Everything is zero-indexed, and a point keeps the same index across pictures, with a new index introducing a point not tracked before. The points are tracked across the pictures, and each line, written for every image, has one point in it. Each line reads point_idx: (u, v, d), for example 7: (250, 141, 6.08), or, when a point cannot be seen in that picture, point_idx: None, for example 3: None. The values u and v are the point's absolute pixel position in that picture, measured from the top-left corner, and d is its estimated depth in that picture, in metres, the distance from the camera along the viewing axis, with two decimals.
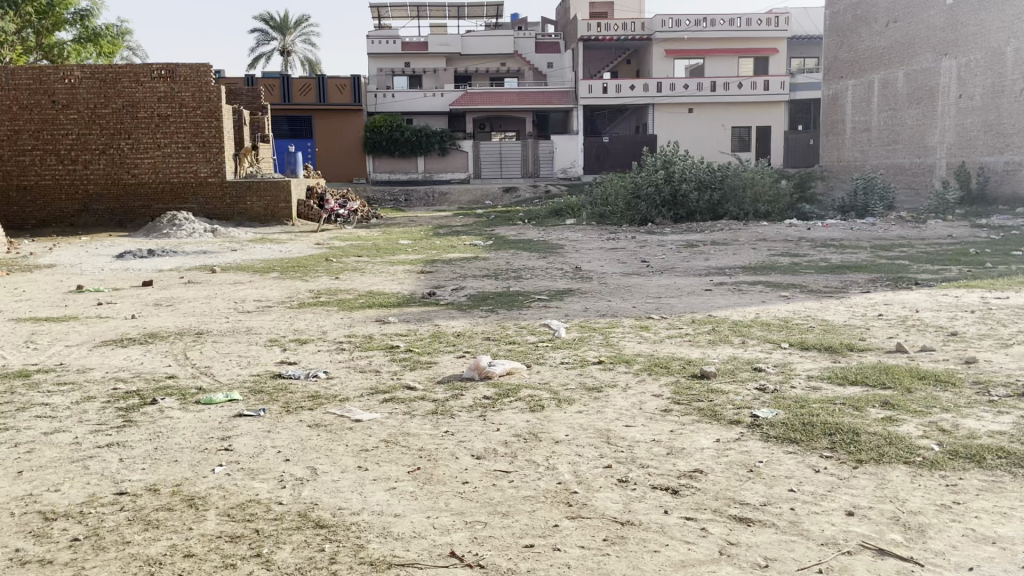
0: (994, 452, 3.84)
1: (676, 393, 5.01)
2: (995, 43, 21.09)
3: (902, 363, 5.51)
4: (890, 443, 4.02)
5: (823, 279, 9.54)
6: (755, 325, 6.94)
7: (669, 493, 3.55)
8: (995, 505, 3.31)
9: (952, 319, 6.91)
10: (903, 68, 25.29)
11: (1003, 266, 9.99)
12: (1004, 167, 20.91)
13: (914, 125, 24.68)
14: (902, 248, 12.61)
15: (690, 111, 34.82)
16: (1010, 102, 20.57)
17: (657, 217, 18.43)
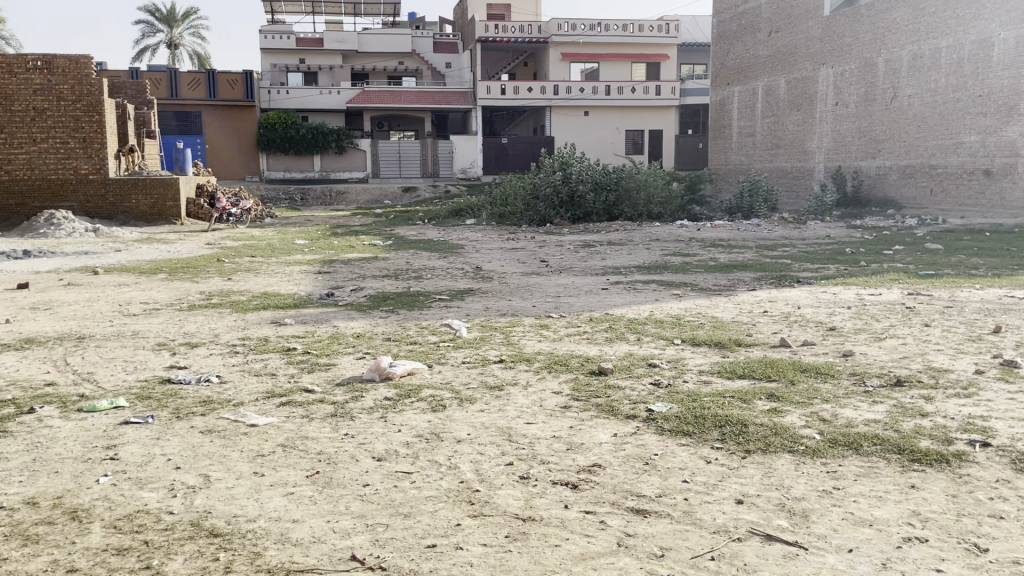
0: (870, 439, 4.09)
1: (575, 390, 5.10)
2: (868, 53, 22.40)
3: (785, 357, 5.80)
4: (775, 433, 4.21)
5: (712, 278, 9.87)
6: (649, 322, 7.13)
7: (569, 488, 3.62)
8: (872, 489, 3.54)
9: (831, 315, 7.31)
10: (784, 76, 26.56)
11: (875, 265, 10.60)
12: (875, 171, 22.17)
13: (795, 130, 25.90)
14: (785, 248, 13.19)
15: (586, 114, 35.56)
16: (882, 111, 21.88)
17: (555, 218, 18.64)
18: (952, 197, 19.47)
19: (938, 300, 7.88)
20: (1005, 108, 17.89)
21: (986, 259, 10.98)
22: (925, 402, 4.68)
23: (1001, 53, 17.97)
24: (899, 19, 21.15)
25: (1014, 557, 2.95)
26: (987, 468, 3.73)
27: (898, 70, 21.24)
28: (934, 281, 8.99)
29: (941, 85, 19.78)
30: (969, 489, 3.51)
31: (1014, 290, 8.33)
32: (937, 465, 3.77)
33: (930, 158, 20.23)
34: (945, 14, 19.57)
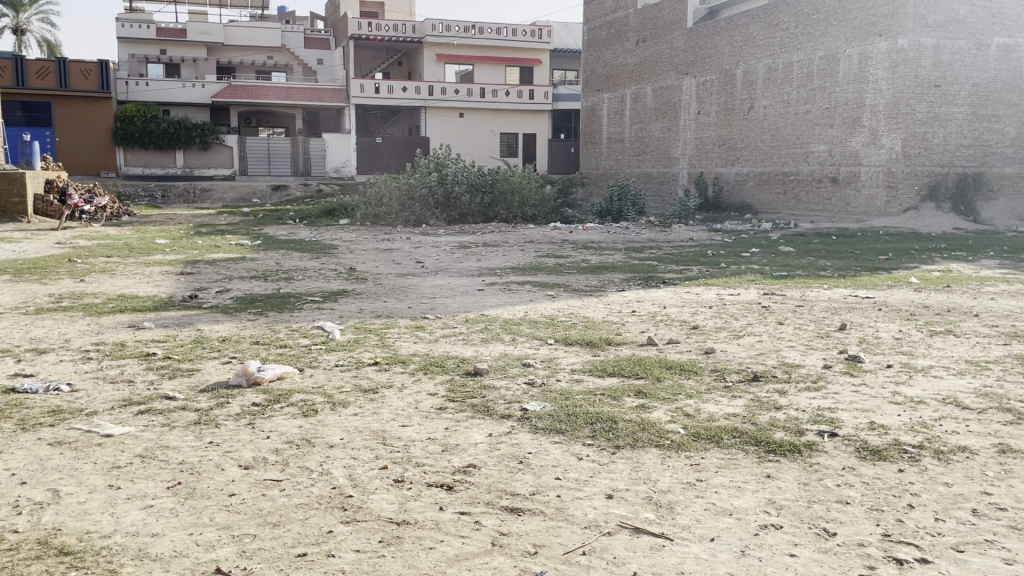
0: (730, 432, 4.30)
1: (450, 391, 5.10)
2: (727, 65, 23.55)
3: (652, 355, 6.01)
4: (643, 429, 4.36)
5: (583, 279, 10.12)
6: (524, 323, 7.22)
7: (444, 490, 3.61)
8: (731, 480, 3.72)
9: (694, 313, 7.65)
10: (650, 85, 27.57)
11: (734, 267, 11.16)
12: (734, 177, 23.36)
13: (661, 137, 26.91)
14: (651, 251, 13.67)
15: (461, 116, 35.66)
16: (740, 120, 23.07)
17: (431, 219, 18.62)
18: (803, 202, 20.75)
19: (790, 300, 8.37)
20: (850, 120, 19.24)
21: (832, 260, 11.80)
22: (780, 395, 4.98)
23: (846, 68, 19.30)
24: (756, 33, 22.34)
25: (858, 539, 3.18)
26: (834, 456, 4.00)
27: (754, 82, 22.47)
28: (786, 282, 9.57)
29: (793, 97, 21.05)
30: (819, 477, 3.76)
31: (856, 289, 8.98)
32: (790, 455, 4.02)
33: (783, 166, 21.49)
34: (798, 30, 20.84)
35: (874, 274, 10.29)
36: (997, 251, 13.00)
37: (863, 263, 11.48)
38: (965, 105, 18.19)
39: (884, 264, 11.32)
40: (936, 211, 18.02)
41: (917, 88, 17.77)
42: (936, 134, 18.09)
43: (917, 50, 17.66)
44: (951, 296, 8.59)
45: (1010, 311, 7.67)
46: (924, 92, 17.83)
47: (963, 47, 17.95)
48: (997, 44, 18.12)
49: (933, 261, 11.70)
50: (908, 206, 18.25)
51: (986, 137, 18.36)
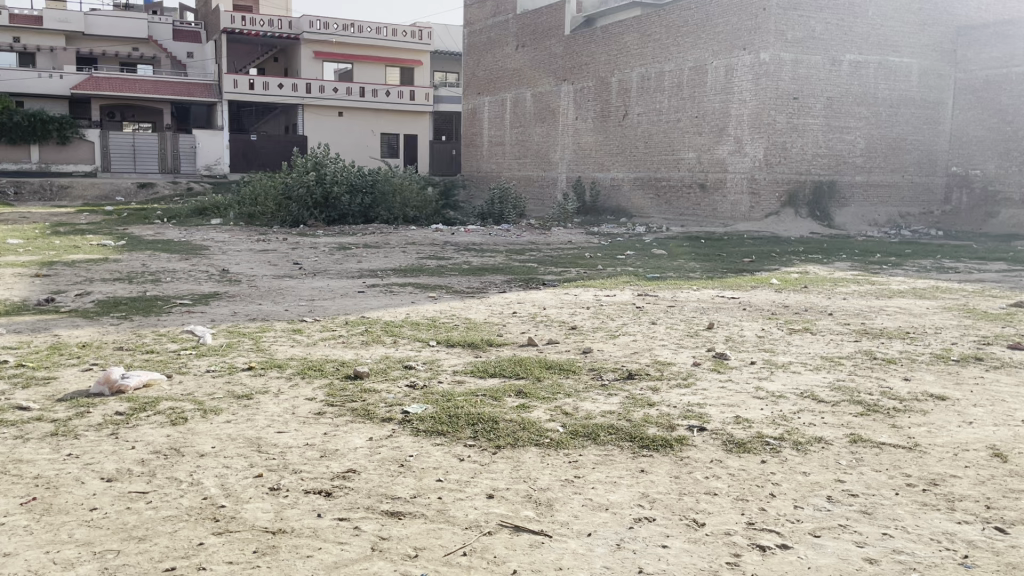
0: (606, 429, 4.43)
1: (329, 395, 5.01)
2: (603, 72, 24.19)
3: (531, 355, 6.11)
4: (523, 428, 4.43)
5: (465, 281, 10.15)
6: (405, 324, 7.19)
7: (322, 497, 3.55)
8: (608, 475, 3.84)
9: (573, 314, 7.82)
10: (529, 90, 27.96)
11: (610, 269, 11.50)
12: (610, 182, 24.02)
13: (540, 141, 27.35)
14: (532, 253, 13.87)
15: (340, 115, 35.02)
16: (616, 127, 23.74)
17: (308, 219, 18.18)
18: (674, 207, 21.57)
19: (663, 300, 8.69)
20: (717, 129, 20.16)
21: (700, 263, 12.35)
22: (652, 392, 5.17)
23: (714, 79, 20.22)
24: (629, 43, 23.06)
25: (725, 528, 3.34)
26: (702, 450, 4.19)
27: (629, 89, 23.18)
28: (658, 284, 9.93)
29: (665, 105, 21.85)
30: (689, 470, 3.93)
31: (723, 290, 9.42)
32: (662, 450, 4.18)
33: (656, 172, 22.28)
34: (669, 41, 21.66)
35: (739, 276, 10.84)
36: (847, 253, 13.93)
37: (729, 265, 12.10)
38: (821, 117, 19.40)
39: (748, 266, 11.95)
40: (795, 217, 19.18)
41: (777, 100, 18.82)
42: (795, 144, 19.23)
43: (778, 64, 18.72)
44: (807, 296, 9.15)
45: (859, 310, 8.26)
46: (784, 104, 18.91)
47: (818, 62, 19.16)
48: (849, 61, 19.44)
49: (791, 263, 12.44)
50: (770, 211, 19.28)
51: (839, 148, 19.66)
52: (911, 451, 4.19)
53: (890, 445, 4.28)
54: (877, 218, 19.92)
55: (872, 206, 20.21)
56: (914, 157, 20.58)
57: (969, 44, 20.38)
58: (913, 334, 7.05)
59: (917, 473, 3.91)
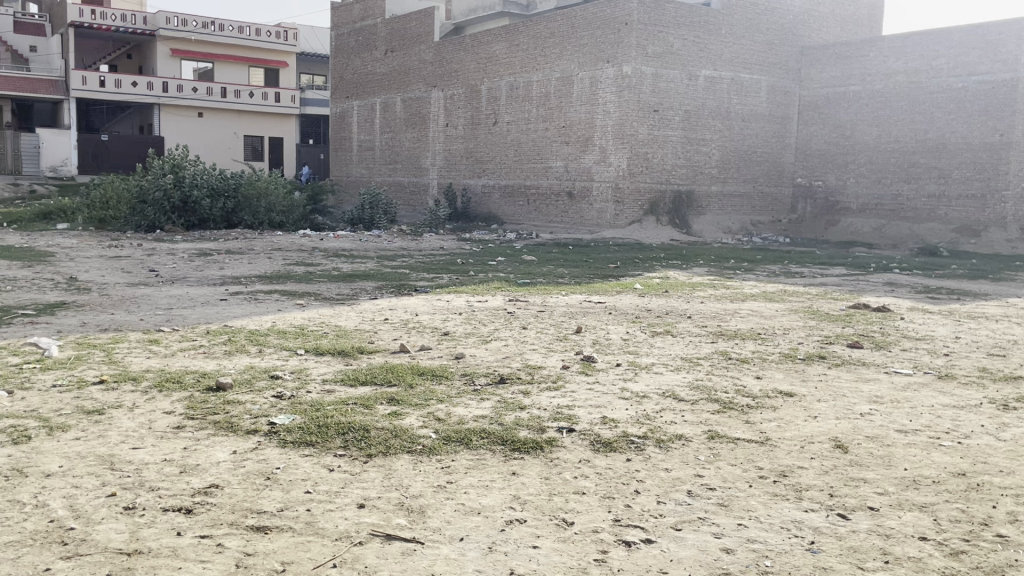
0: (478, 434, 4.46)
1: (190, 408, 4.79)
2: (473, 80, 24.36)
3: (404, 362, 6.07)
4: (395, 435, 4.40)
5: (335, 288, 9.97)
6: (272, 333, 6.98)
7: (182, 514, 3.39)
8: (479, 479, 3.87)
9: (445, 320, 7.82)
10: (399, 95, 27.77)
11: (481, 275, 11.60)
12: (481, 189, 24.21)
13: (411, 147, 27.23)
14: (403, 259, 13.76)
15: (200, 116, 33.60)
16: (486, 134, 23.95)
17: (166, 224, 17.30)
18: (543, 214, 21.99)
19: (533, 305, 8.86)
20: (583, 139, 20.71)
21: (569, 269, 12.64)
22: (523, 396, 5.25)
23: (580, 90, 20.78)
24: (498, 52, 23.34)
25: (592, 526, 3.44)
26: (571, 450, 4.30)
27: (498, 98, 23.45)
28: (528, 289, 10.10)
29: (533, 114, 22.24)
30: (558, 471, 4.02)
31: (590, 295, 9.69)
32: (532, 452, 4.26)
33: (525, 179, 22.63)
34: (536, 51, 22.08)
35: (605, 281, 11.20)
36: (704, 260, 14.62)
37: (596, 270, 12.46)
38: (680, 129, 20.31)
39: (613, 272, 12.34)
40: (657, 224, 19.95)
41: (639, 112, 19.55)
42: (656, 154, 20.03)
43: (640, 77, 19.45)
44: (669, 300, 9.55)
45: (716, 313, 8.70)
46: (645, 116, 19.66)
47: (677, 77, 20.07)
48: (704, 76, 20.48)
49: (654, 269, 12.96)
50: (633, 219, 19.96)
51: (696, 159, 20.65)
52: (763, 446, 4.46)
53: (744, 440, 4.54)
54: (731, 226, 21.08)
55: (727, 215, 21.34)
56: (763, 169, 21.89)
57: (812, 63, 21.89)
58: (765, 335, 7.50)
59: (768, 466, 4.17)
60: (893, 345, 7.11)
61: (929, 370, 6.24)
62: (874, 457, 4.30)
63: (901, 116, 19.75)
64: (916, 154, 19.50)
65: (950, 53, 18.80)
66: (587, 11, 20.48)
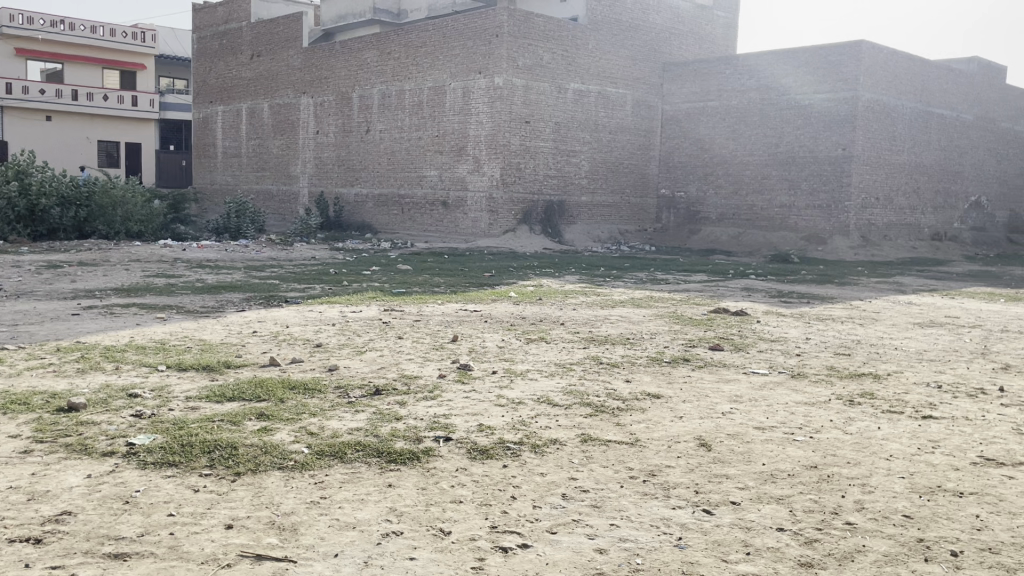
0: (353, 447, 4.39)
1: (38, 430, 4.47)
2: (343, 87, 23.99)
3: (274, 376, 5.89)
4: (265, 452, 4.26)
5: (199, 300, 9.57)
6: (130, 349, 6.61)
7: (31, 545, 3.16)
8: (354, 494, 3.80)
9: (317, 332, 7.65)
10: (266, 101, 26.96)
11: (355, 285, 11.43)
12: (354, 199, 23.86)
13: (280, 154, 26.49)
14: (272, 269, 13.37)
15: (48, 119, 31.40)
16: (357, 142, 23.63)
17: (11, 235, 16.10)
18: (418, 223, 21.89)
19: (408, 315, 8.80)
20: (457, 148, 20.76)
21: (444, 278, 12.66)
22: (399, 406, 5.21)
23: (452, 100, 20.85)
24: (368, 60, 23.10)
25: (470, 533, 3.46)
26: (448, 459, 4.30)
27: (369, 106, 23.19)
28: (403, 299, 10.04)
29: (405, 123, 22.14)
30: (435, 480, 4.01)
31: (466, 304, 9.72)
32: (409, 463, 4.22)
33: (399, 188, 22.48)
34: (408, 61, 22.00)
35: (480, 289, 11.31)
36: (575, 268, 14.99)
37: (471, 279, 12.53)
38: (550, 140, 20.75)
39: (488, 280, 12.47)
40: (530, 233, 20.24)
41: (511, 123, 19.81)
42: (528, 164, 20.36)
43: (511, 88, 19.71)
44: (544, 308, 9.71)
45: (587, 319, 8.94)
46: (517, 127, 19.95)
47: (546, 89, 20.50)
48: (573, 89, 21.03)
49: (527, 277, 13.18)
50: (507, 228, 20.18)
51: (566, 169, 21.15)
52: (633, 446, 4.61)
53: (615, 442, 4.68)
54: (601, 235, 21.69)
55: (597, 224, 21.96)
56: (630, 180, 22.70)
57: (673, 79, 22.89)
58: (633, 340, 7.76)
59: (639, 466, 4.31)
60: (751, 347, 7.52)
61: (783, 369, 6.65)
62: (736, 454, 4.53)
63: (756, 130, 20.93)
64: (769, 167, 20.70)
65: (798, 73, 20.10)
66: (458, 21, 20.60)
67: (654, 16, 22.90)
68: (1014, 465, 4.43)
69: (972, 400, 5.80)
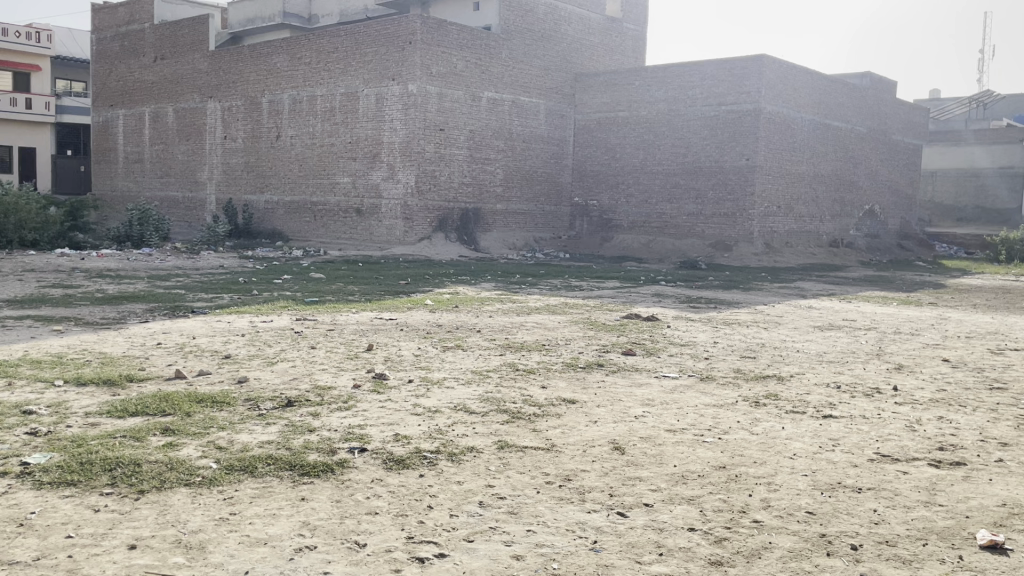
0: (264, 460, 4.29)
1: None
2: (252, 92, 23.42)
3: (180, 389, 5.68)
4: (171, 468, 4.12)
5: (99, 311, 9.16)
6: (22, 363, 6.27)
7: None
8: (266, 508, 3.71)
9: (225, 343, 7.43)
10: (170, 105, 26.07)
11: (266, 294, 11.15)
12: (264, 206, 23.32)
13: (186, 160, 25.66)
14: (178, 279, 12.90)
15: None
16: (267, 148, 23.11)
17: None
18: (331, 231, 21.54)
19: (321, 324, 8.65)
20: (370, 155, 20.56)
21: (358, 286, 12.51)
22: (312, 418, 5.11)
23: (365, 106, 20.65)
24: (279, 64, 22.63)
25: (385, 546, 3.42)
26: (363, 470, 4.24)
27: (280, 111, 22.72)
28: (316, 308, 9.86)
29: (317, 129, 21.79)
30: (350, 492, 3.95)
31: (380, 312, 9.62)
32: (323, 475, 4.15)
33: (311, 196, 22.08)
34: (319, 66, 21.67)
35: (396, 297, 11.21)
36: (491, 275, 15.03)
37: (386, 287, 12.40)
38: (464, 148, 20.78)
39: (403, 288, 12.38)
40: (445, 241, 20.18)
41: (425, 130, 19.72)
42: (443, 172, 20.32)
43: (424, 96, 19.63)
44: (459, 315, 9.69)
45: (503, 326, 8.97)
46: (431, 134, 19.88)
47: (460, 97, 20.52)
48: (487, 97, 21.14)
49: (443, 284, 13.13)
50: (422, 236, 20.05)
51: (480, 178, 21.23)
52: (549, 452, 4.65)
53: (531, 448, 4.71)
54: (516, 242, 21.84)
55: (512, 232, 22.11)
56: (543, 189, 22.98)
57: (585, 89, 23.30)
58: (548, 346, 7.83)
59: (554, 471, 4.36)
60: (662, 351, 7.71)
61: (692, 372, 6.84)
62: (648, 456, 4.64)
63: (664, 140, 21.47)
64: (677, 176, 21.26)
65: (704, 85, 20.73)
66: (371, 27, 20.42)
67: (565, 27, 23.28)
68: (907, 460, 4.67)
69: (868, 399, 6.10)
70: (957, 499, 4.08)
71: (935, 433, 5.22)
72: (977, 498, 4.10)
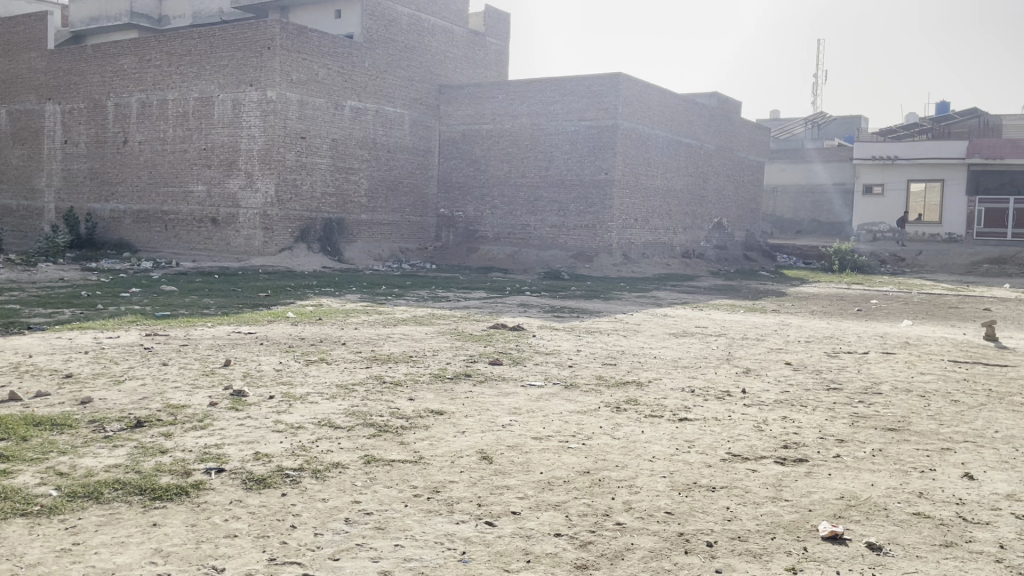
0: (111, 485, 4.02)
1: None
2: (96, 94, 21.99)
3: (14, 412, 5.23)
4: (5, 498, 3.79)
5: None
6: None
7: None
8: (113, 536, 3.48)
9: (66, 361, 6.92)
10: (3, 106, 24.07)
11: (111, 308, 10.47)
12: (110, 215, 21.96)
13: (21, 165, 23.77)
14: (13, 293, 11.91)
15: None
16: (113, 153, 21.77)
17: None
18: (184, 241, 20.54)
19: (174, 340, 8.22)
20: (227, 163, 19.78)
21: (215, 299, 11.98)
22: (164, 438, 4.84)
23: (221, 112, 19.87)
24: (126, 66, 21.36)
25: (244, 570, 3.28)
26: (221, 492, 4.06)
27: (127, 115, 21.43)
28: (168, 322, 9.37)
29: (169, 135, 20.74)
30: (206, 515, 3.77)
31: (238, 327, 9.25)
32: (177, 498, 3.94)
33: (162, 204, 20.97)
34: (170, 69, 20.65)
35: (255, 310, 10.84)
36: (357, 286, 14.83)
37: (245, 300, 11.96)
38: (327, 157, 20.34)
39: (262, 300, 11.96)
40: (308, 252, 19.69)
41: (286, 138, 19.16)
42: (305, 181, 19.81)
43: (284, 102, 19.09)
44: (323, 328, 9.46)
45: (369, 338, 8.83)
46: (291, 142, 19.32)
47: (321, 105, 20.09)
48: (349, 106, 20.83)
49: (307, 296, 12.82)
50: (283, 246, 19.43)
51: (344, 187, 20.86)
52: (416, 464, 4.62)
53: (399, 461, 4.66)
54: (381, 253, 21.62)
55: (376, 243, 21.85)
56: (409, 199, 22.90)
57: (449, 101, 23.40)
58: (415, 358, 7.78)
59: (422, 483, 4.33)
60: (528, 360, 7.83)
61: (556, 380, 6.98)
62: (515, 464, 4.69)
63: (527, 153, 21.84)
64: (540, 189, 21.70)
65: (564, 101, 21.25)
66: (226, 31, 19.68)
67: (428, 39, 23.32)
68: (756, 459, 4.96)
69: (720, 402, 6.43)
70: (801, 494, 4.37)
71: (780, 432, 5.56)
72: (818, 492, 4.41)
